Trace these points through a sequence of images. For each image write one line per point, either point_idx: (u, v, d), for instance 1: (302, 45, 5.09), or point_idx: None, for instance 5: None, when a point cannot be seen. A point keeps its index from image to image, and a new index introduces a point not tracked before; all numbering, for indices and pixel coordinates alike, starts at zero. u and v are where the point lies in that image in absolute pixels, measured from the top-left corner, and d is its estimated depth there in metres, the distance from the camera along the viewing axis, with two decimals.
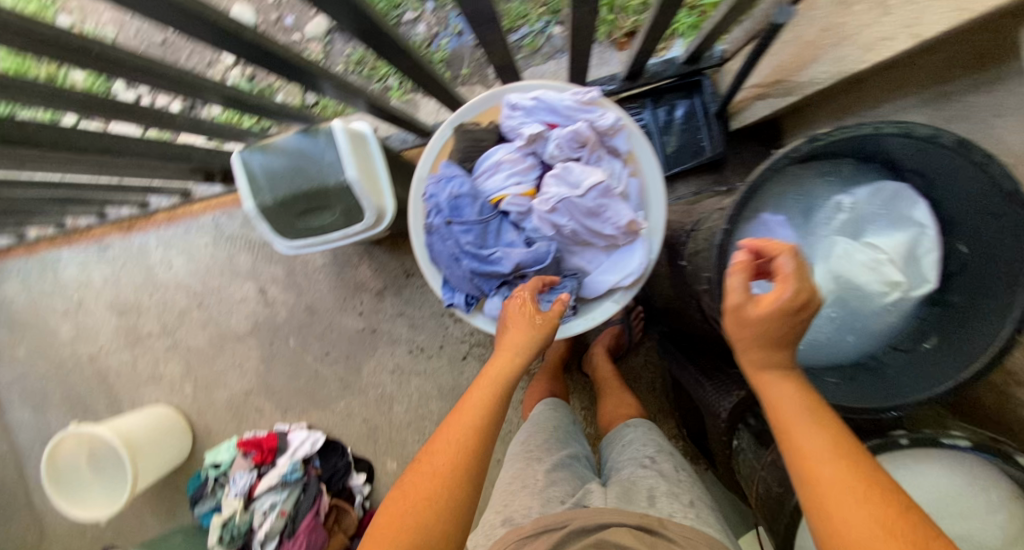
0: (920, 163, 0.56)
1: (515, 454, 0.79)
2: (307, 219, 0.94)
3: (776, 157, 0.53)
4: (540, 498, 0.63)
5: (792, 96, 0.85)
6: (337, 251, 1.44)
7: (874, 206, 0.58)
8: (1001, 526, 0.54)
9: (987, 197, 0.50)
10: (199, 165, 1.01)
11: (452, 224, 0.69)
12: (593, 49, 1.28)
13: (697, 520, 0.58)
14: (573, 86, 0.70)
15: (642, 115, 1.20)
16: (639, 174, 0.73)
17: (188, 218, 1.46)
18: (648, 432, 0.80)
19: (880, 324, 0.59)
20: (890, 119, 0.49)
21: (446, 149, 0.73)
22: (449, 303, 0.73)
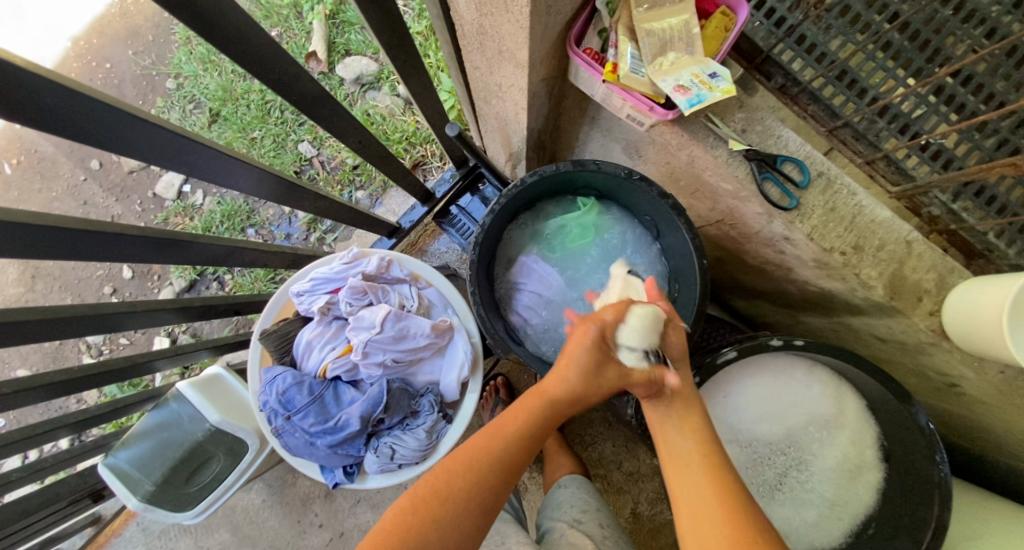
0: (580, 180, 0.73)
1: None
2: (195, 480, 0.96)
3: (480, 232, 0.68)
4: None
5: (521, 160, 1.03)
6: (270, 480, 1.41)
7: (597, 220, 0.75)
8: (822, 397, 0.63)
9: (624, 182, 0.67)
10: (78, 492, 1.00)
11: (290, 418, 0.73)
12: (394, 193, 1.48)
13: None
14: (335, 254, 0.82)
15: (457, 220, 1.35)
16: (427, 283, 0.85)
17: (113, 539, 1.39)
18: (579, 489, 0.82)
19: None
20: (528, 172, 0.66)
21: (266, 356, 0.80)
22: (334, 483, 0.76)
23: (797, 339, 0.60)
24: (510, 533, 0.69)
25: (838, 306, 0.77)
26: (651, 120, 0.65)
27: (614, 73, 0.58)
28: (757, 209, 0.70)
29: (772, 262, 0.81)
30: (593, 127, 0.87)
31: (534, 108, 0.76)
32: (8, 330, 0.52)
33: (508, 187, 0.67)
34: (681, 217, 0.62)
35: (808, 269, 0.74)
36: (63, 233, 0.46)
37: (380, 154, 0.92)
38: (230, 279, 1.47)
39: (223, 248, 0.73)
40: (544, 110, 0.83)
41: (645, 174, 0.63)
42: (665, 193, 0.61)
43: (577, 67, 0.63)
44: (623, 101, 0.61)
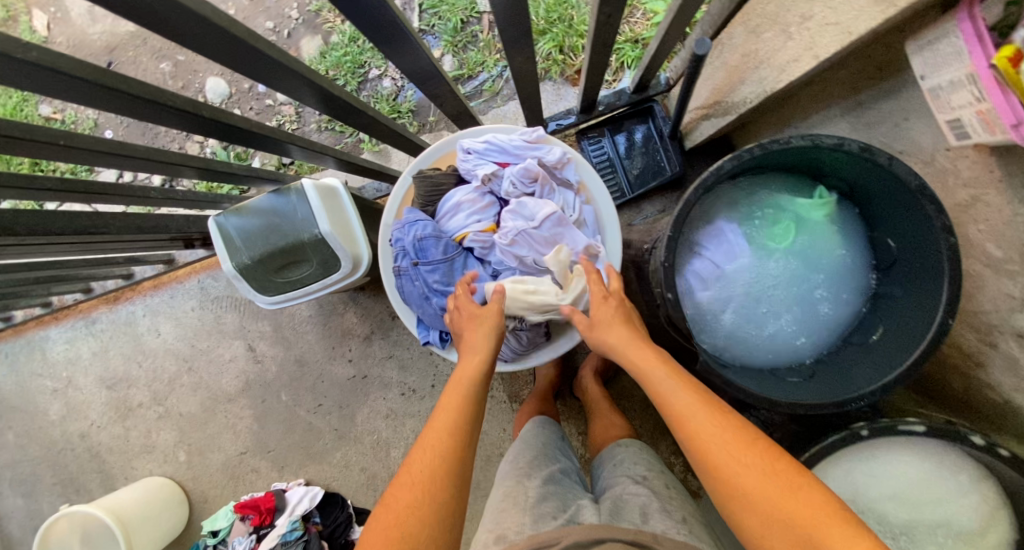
0: (836, 169, 0.62)
1: (504, 474, 0.76)
2: (284, 274, 0.97)
3: (707, 175, 0.59)
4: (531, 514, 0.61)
5: (729, 115, 0.91)
6: (322, 302, 1.47)
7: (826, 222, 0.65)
8: (973, 510, 0.57)
9: (897, 194, 0.56)
10: (178, 233, 1.04)
11: (418, 265, 0.71)
12: (549, 87, 1.36)
13: (690, 536, 0.59)
14: (520, 127, 0.75)
15: (601, 143, 1.25)
16: (590, 200, 0.78)
17: (173, 283, 1.49)
18: (639, 451, 0.82)
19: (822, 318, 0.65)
20: (799, 133, 0.56)
21: (409, 196, 0.77)
22: (425, 340, 0.76)
23: (1002, 448, 0.52)
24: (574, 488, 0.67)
25: (1012, 425, 0.68)
26: (985, 139, 0.52)
27: (1012, 59, 0.44)
28: (1011, 291, 0.60)
29: (964, 349, 0.71)
30: (849, 114, 0.74)
31: (822, 63, 0.63)
32: (217, 36, 0.48)
33: (765, 141, 0.57)
34: (953, 264, 0.51)
35: (1012, 376, 0.65)
36: None
37: (603, 39, 0.80)
38: (356, 99, 1.41)
39: (425, 63, 0.66)
40: (817, 71, 0.70)
41: (941, 197, 0.51)
42: (952, 228, 0.50)
43: (948, 36, 0.49)
44: (978, 100, 0.49)
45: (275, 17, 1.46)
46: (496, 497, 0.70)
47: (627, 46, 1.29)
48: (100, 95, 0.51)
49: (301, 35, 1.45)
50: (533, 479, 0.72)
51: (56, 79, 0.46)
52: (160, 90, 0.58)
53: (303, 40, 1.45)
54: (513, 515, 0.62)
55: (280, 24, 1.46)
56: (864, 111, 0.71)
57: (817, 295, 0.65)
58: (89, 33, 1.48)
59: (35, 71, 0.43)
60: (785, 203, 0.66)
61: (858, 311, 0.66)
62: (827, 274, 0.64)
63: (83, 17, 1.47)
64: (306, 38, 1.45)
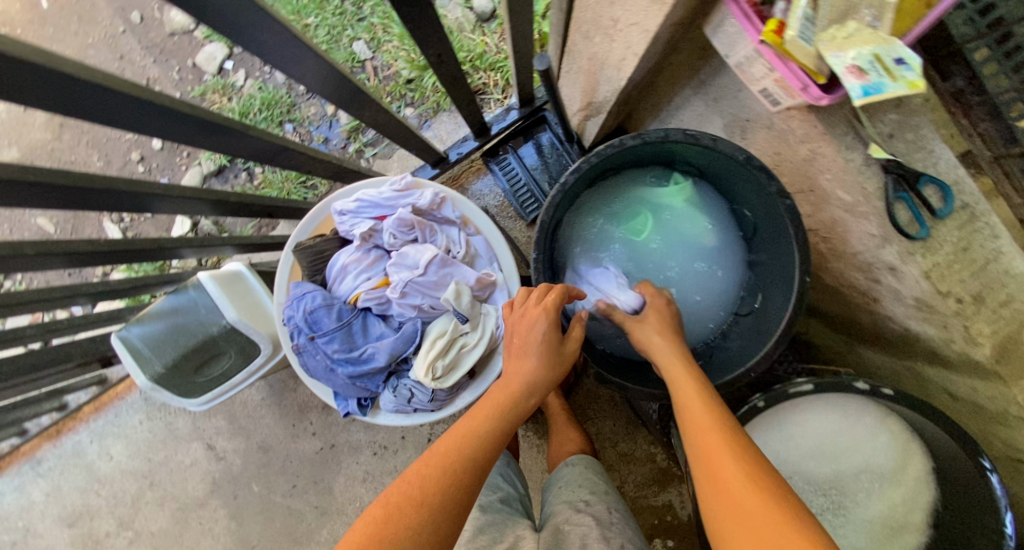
0: (681, 155, 0.63)
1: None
2: (205, 372, 0.94)
3: (558, 191, 0.60)
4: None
5: (601, 113, 0.93)
6: (273, 381, 1.43)
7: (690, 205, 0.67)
8: (885, 448, 0.58)
9: (736, 169, 0.58)
10: (89, 357, 1.00)
11: (315, 339, 0.70)
12: (445, 118, 1.37)
13: None
14: (388, 178, 0.75)
15: (507, 161, 1.26)
16: (478, 232, 0.78)
17: (115, 401, 1.43)
18: (585, 472, 0.81)
19: (707, 297, 0.66)
20: (629, 133, 0.57)
21: (295, 270, 0.75)
22: (346, 412, 0.74)
23: (884, 388, 0.53)
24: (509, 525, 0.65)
25: (917, 349, 0.70)
26: (791, 102, 0.54)
27: (776, 33, 0.46)
28: (871, 229, 0.62)
29: (857, 288, 0.73)
30: (697, 92, 0.76)
31: (644, 57, 0.65)
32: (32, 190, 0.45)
33: (600, 147, 0.58)
34: (796, 227, 0.53)
35: (900, 306, 0.67)
36: (105, 95, 0.39)
37: (453, 73, 0.81)
38: (260, 172, 1.39)
39: (270, 145, 0.66)
40: (652, 62, 0.72)
41: (768, 164, 0.53)
42: (785, 192, 0.53)
43: (728, 17, 0.51)
44: (771, 71, 0.51)
45: None
46: None
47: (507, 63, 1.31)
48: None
49: None
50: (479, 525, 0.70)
51: None
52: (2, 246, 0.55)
53: None
54: None
55: None
56: (707, 88, 0.74)
57: (700, 270, 0.66)
58: None
59: None
60: (642, 198, 0.68)
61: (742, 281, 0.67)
62: (703, 248, 0.67)
63: None
64: None
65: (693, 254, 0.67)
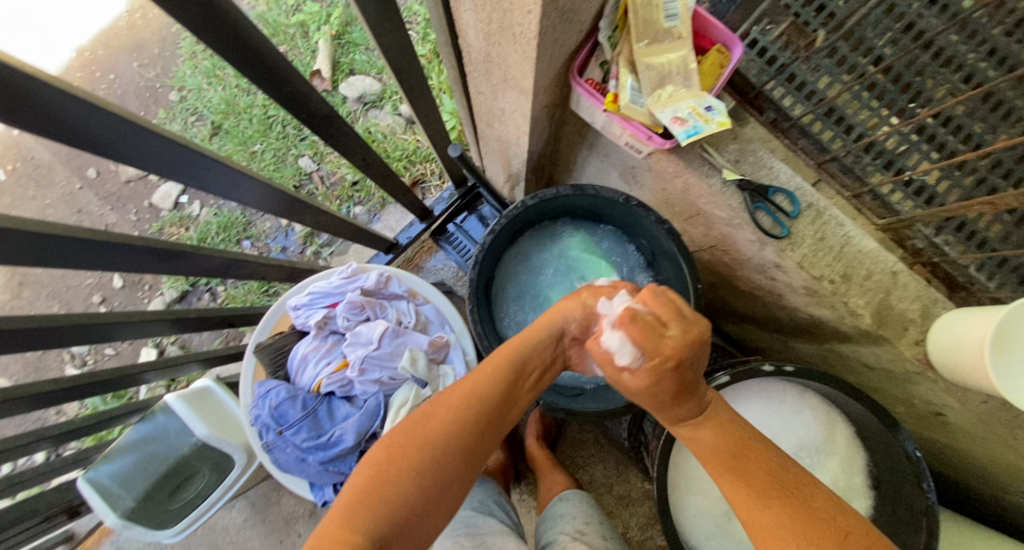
0: (577, 206, 0.76)
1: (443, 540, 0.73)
2: (178, 496, 0.93)
3: (479, 252, 0.70)
4: None
5: (520, 181, 1.06)
6: (254, 499, 1.37)
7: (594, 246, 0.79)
8: (811, 422, 0.65)
9: (620, 207, 0.70)
10: (53, 508, 0.96)
11: (283, 432, 0.73)
12: (392, 209, 1.50)
13: None
14: (335, 269, 0.83)
15: (455, 237, 1.37)
16: (426, 301, 0.85)
17: None
18: (581, 503, 0.85)
19: None
20: (528, 196, 0.69)
21: (259, 370, 0.79)
22: (323, 501, 0.75)
23: (787, 365, 0.61)
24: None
25: (827, 332, 0.78)
26: (648, 149, 0.67)
27: (614, 102, 0.61)
28: (750, 237, 0.73)
29: (764, 288, 0.83)
30: (590, 152, 0.91)
31: (532, 135, 0.78)
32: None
33: (506, 210, 0.69)
34: (677, 245, 0.64)
35: (799, 296, 0.76)
36: (60, 240, 0.46)
37: (382, 172, 0.93)
38: (223, 290, 1.45)
39: (221, 260, 0.73)
40: (544, 136, 0.85)
41: (643, 200, 0.65)
42: (661, 219, 0.64)
43: (580, 96, 0.66)
44: (623, 130, 0.64)
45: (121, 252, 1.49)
46: None
47: None
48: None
49: None
50: None
51: None
52: None
53: None
54: None
55: None
56: (596, 148, 0.87)
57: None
58: None
59: None
60: (551, 252, 0.80)
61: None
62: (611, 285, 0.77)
63: None
64: None
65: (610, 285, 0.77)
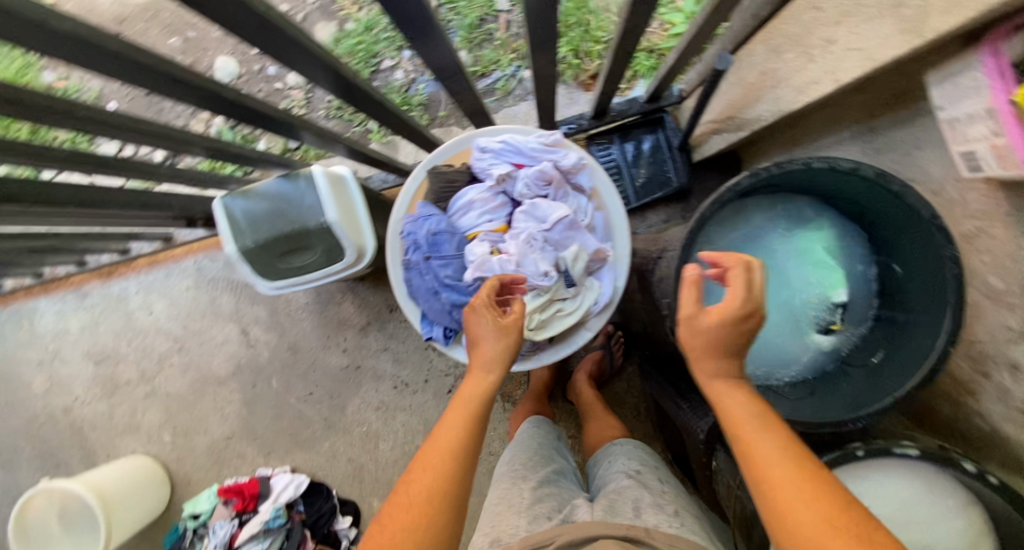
0: (847, 193, 0.63)
1: (502, 474, 0.77)
2: (287, 260, 0.96)
3: (724, 190, 0.60)
4: (527, 515, 0.62)
5: (742, 130, 0.92)
6: (320, 290, 1.45)
7: (828, 246, 0.70)
8: (959, 533, 0.57)
9: (906, 218, 0.56)
10: (181, 211, 1.03)
11: (430, 260, 0.72)
12: (562, 90, 1.37)
13: (682, 528, 0.59)
14: (537, 129, 0.75)
15: (609, 149, 1.27)
16: (603, 207, 0.78)
17: (169, 262, 1.47)
18: (634, 448, 0.84)
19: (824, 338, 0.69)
20: (818, 155, 0.56)
21: (421, 190, 0.77)
22: (428, 336, 0.75)
23: (990, 474, 0.53)
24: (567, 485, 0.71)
25: (1001, 453, 0.70)
26: (996, 173, 0.52)
27: None
28: (1009, 323, 0.62)
29: (957, 376, 0.73)
30: (860, 138, 0.76)
31: (837, 88, 0.64)
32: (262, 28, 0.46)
33: (781, 160, 0.57)
34: (958, 295, 0.52)
35: (1003, 406, 0.66)
36: None
37: (622, 48, 0.81)
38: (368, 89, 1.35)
39: (447, 57, 0.66)
40: (832, 95, 0.71)
41: (948, 226, 0.52)
42: (959, 256, 0.51)
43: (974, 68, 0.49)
44: (993, 133, 0.49)
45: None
46: (493, 497, 0.71)
47: (642, 54, 1.29)
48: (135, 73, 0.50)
49: (315, 20, 1.38)
50: (529, 480, 0.72)
51: (92, 55, 0.45)
52: (188, 72, 0.56)
53: (318, 25, 1.38)
54: (508, 519, 0.63)
55: (296, 7, 1.38)
56: (875, 136, 0.73)
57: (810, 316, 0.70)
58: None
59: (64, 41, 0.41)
60: (780, 233, 0.71)
61: (853, 334, 0.69)
62: (825, 301, 0.69)
63: None
64: (320, 24, 1.38)
65: (826, 292, 0.69)
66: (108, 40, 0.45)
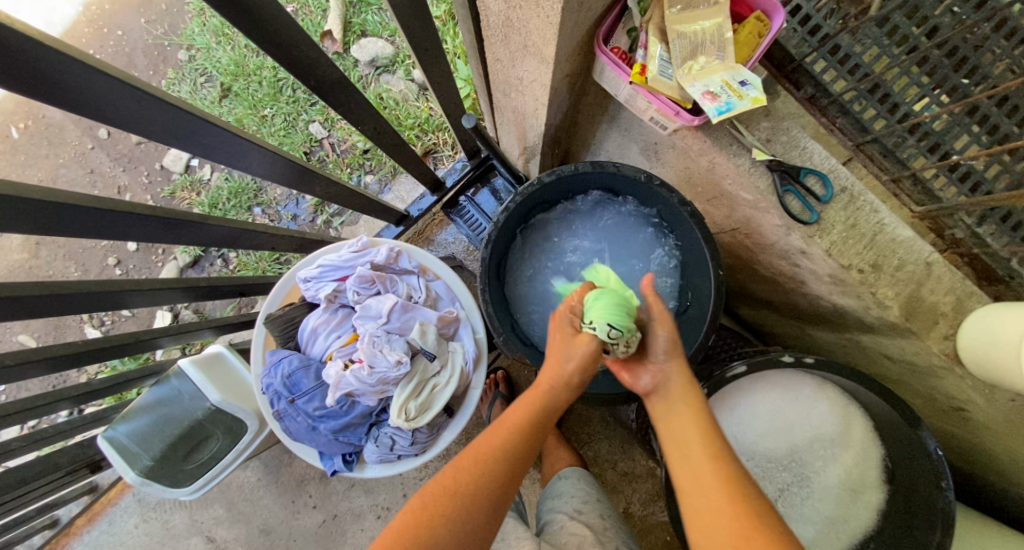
0: (596, 185, 0.73)
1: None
2: (193, 458, 0.96)
3: (494, 228, 0.67)
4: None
5: (536, 155, 1.03)
6: (267, 460, 1.42)
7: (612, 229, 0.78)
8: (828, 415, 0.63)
9: (641, 188, 0.66)
10: (76, 461, 1.00)
11: (295, 401, 0.74)
12: (403, 179, 1.46)
13: None
14: (346, 241, 0.81)
15: (465, 211, 1.35)
16: (437, 277, 0.84)
17: (107, 508, 1.40)
18: (578, 481, 0.86)
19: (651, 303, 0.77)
20: (545, 171, 0.65)
21: (270, 340, 0.79)
22: (332, 470, 0.77)
23: (808, 356, 0.59)
24: (511, 525, 0.71)
25: (849, 322, 0.76)
26: (673, 125, 0.63)
27: (641, 75, 0.56)
28: (775, 221, 0.70)
29: (785, 274, 0.80)
30: (611, 125, 0.87)
31: (550, 107, 0.74)
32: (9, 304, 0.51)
33: (521, 187, 0.66)
34: (701, 231, 0.61)
35: (822, 284, 0.73)
36: (73, 210, 0.46)
37: (394, 143, 0.90)
38: (235, 257, 1.44)
39: (229, 230, 0.72)
40: (563, 108, 0.81)
41: (665, 180, 0.62)
42: (684, 201, 0.61)
43: (605, 66, 0.61)
44: (646, 103, 0.60)
45: None
46: None
47: None
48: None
49: None
50: None
51: None
52: None
53: None
54: None
55: None
56: (616, 121, 0.83)
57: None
58: None
59: None
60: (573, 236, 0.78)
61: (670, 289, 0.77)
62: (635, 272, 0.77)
63: None
64: None
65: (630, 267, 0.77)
66: None
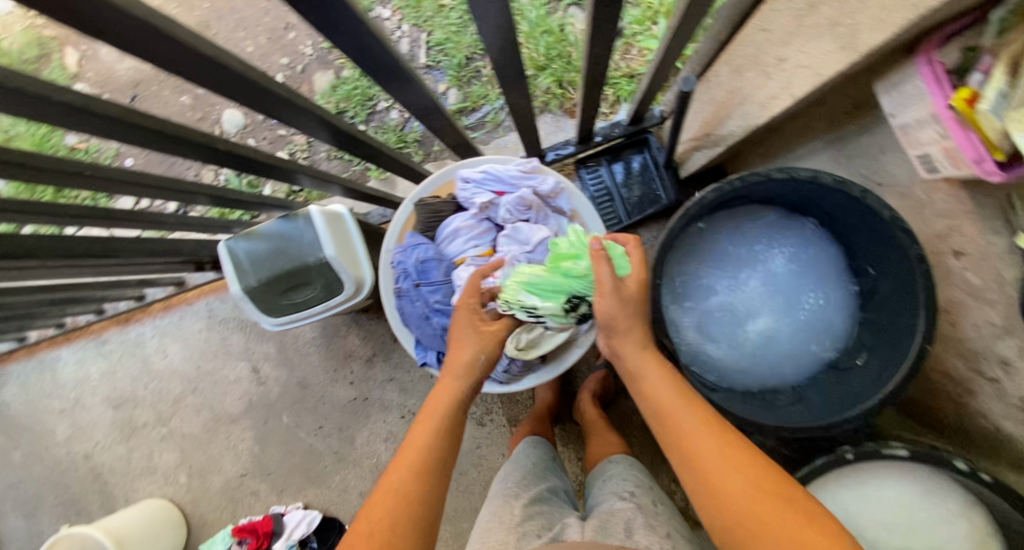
0: (814, 200, 0.65)
1: (497, 492, 0.80)
2: (289, 296, 1.01)
3: (693, 205, 0.62)
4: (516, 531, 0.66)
5: (719, 146, 0.95)
6: (326, 324, 1.49)
7: (798, 250, 0.73)
8: (962, 535, 0.56)
9: (874, 226, 0.58)
10: (190, 256, 1.08)
11: (419, 286, 0.75)
12: (549, 119, 1.42)
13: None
14: (516, 158, 0.79)
15: (598, 171, 1.30)
16: (585, 227, 0.81)
17: (182, 305, 1.53)
18: (630, 466, 0.85)
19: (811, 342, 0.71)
20: (777, 167, 0.58)
21: (411, 222, 0.81)
22: (423, 361, 0.78)
23: (981, 472, 0.54)
24: None
25: (1005, 451, 0.68)
26: (952, 172, 0.55)
27: (967, 102, 0.47)
28: (991, 318, 0.62)
29: (954, 376, 0.72)
30: (829, 145, 0.78)
31: (798, 101, 0.66)
32: (249, 88, 0.54)
33: (745, 173, 0.59)
34: (930, 298, 0.53)
35: (1002, 404, 0.65)
36: (341, 15, 0.45)
37: (595, 77, 0.85)
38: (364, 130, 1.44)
39: (423, 97, 0.71)
40: (797, 108, 0.73)
41: (912, 226, 0.54)
42: (924, 257, 0.53)
43: (914, 79, 0.53)
44: (942, 137, 0.52)
45: (290, 53, 1.51)
46: (484, 517, 0.74)
47: (623, 80, 1.35)
48: (114, 132, 0.53)
49: (313, 70, 1.50)
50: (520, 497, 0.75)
51: (118, 127, 0.52)
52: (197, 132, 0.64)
53: (316, 75, 1.49)
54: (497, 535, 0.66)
55: (295, 60, 1.51)
56: (843, 145, 0.75)
57: (793, 336, 0.71)
58: (113, 66, 1.50)
59: (93, 117, 0.49)
60: (753, 242, 0.73)
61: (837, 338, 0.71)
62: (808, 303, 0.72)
63: (110, 52, 1.50)
64: (318, 73, 1.49)
65: (803, 296, 0.72)
66: (134, 114, 0.52)
